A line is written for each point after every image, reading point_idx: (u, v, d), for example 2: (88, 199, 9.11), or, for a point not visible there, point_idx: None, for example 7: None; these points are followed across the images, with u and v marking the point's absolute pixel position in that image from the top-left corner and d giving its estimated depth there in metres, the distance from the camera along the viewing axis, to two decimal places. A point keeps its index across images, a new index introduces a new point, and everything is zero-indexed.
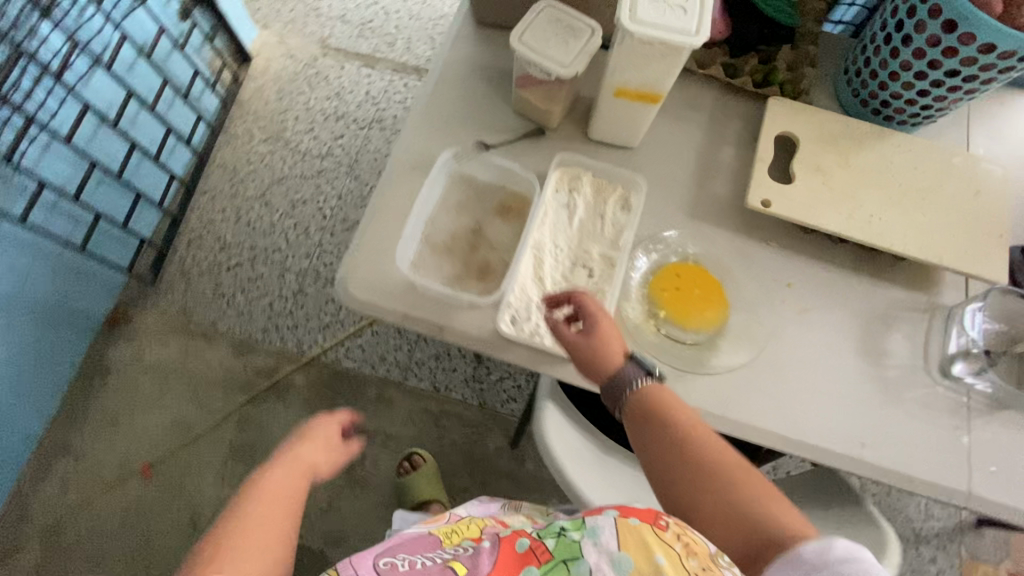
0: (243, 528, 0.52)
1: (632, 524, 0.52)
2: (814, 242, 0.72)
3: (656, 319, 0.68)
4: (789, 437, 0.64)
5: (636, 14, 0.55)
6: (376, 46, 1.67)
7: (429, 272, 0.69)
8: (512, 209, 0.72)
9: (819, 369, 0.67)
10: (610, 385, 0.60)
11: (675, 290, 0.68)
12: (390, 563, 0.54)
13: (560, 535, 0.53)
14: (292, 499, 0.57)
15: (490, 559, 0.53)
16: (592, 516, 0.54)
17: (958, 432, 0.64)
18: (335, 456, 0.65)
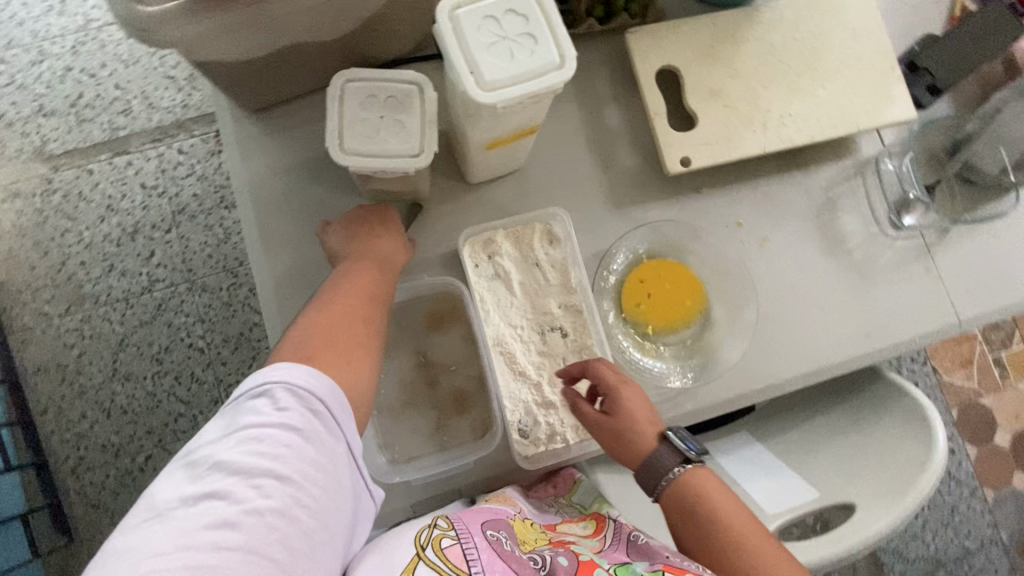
0: (328, 332, 0.48)
1: None
2: (739, 163, 0.67)
3: (648, 339, 0.63)
4: (814, 368, 0.64)
5: (484, 76, 0.41)
6: (111, 123, 1.28)
7: (407, 439, 0.58)
8: (446, 317, 0.61)
9: (806, 288, 0.65)
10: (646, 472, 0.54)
11: (647, 298, 0.62)
12: (496, 538, 0.47)
13: (638, 575, 0.47)
14: (370, 299, 0.53)
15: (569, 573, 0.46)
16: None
17: (929, 274, 0.67)
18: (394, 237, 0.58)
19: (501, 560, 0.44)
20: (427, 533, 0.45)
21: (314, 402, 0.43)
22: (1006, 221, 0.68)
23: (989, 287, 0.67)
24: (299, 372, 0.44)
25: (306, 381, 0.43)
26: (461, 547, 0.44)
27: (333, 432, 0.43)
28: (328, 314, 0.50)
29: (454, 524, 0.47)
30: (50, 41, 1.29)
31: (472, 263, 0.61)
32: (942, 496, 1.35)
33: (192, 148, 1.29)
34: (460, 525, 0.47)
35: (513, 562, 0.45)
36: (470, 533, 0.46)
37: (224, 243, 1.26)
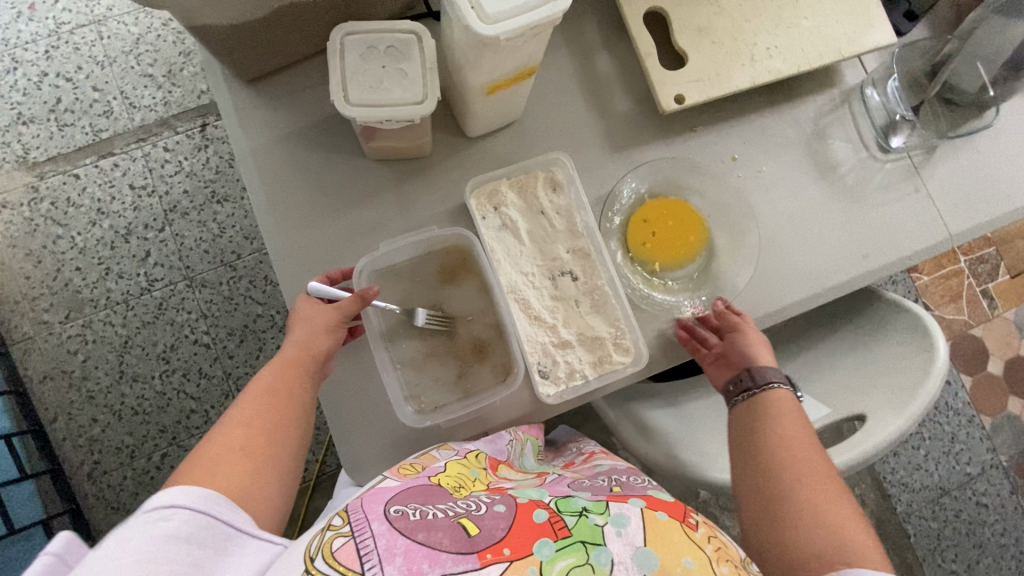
0: (225, 446, 0.49)
1: (660, 518, 0.48)
2: (730, 100, 0.68)
3: (655, 275, 0.65)
4: (816, 291, 0.66)
5: (486, 11, 0.42)
6: (92, 127, 1.26)
7: (430, 390, 0.60)
8: (458, 270, 0.62)
9: (802, 216, 0.67)
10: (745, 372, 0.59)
11: (652, 237, 0.64)
12: (401, 511, 0.44)
13: (580, 514, 0.46)
14: (279, 401, 0.54)
15: (504, 523, 0.45)
16: (616, 506, 0.48)
17: (919, 193, 0.69)
18: (323, 319, 0.56)
19: (403, 538, 0.41)
20: (318, 541, 0.42)
21: (197, 522, 0.43)
22: (989, 136, 0.71)
23: (975, 200, 0.70)
24: (190, 492, 0.44)
25: (191, 497, 0.44)
26: (354, 544, 0.41)
27: (221, 544, 0.44)
28: (231, 425, 0.51)
29: (350, 517, 0.44)
30: (22, 48, 1.26)
31: (481, 212, 0.62)
32: (941, 425, 1.40)
33: (178, 145, 1.27)
34: (357, 515, 0.44)
35: (421, 534, 0.42)
36: (367, 521, 0.43)
37: (219, 237, 1.26)
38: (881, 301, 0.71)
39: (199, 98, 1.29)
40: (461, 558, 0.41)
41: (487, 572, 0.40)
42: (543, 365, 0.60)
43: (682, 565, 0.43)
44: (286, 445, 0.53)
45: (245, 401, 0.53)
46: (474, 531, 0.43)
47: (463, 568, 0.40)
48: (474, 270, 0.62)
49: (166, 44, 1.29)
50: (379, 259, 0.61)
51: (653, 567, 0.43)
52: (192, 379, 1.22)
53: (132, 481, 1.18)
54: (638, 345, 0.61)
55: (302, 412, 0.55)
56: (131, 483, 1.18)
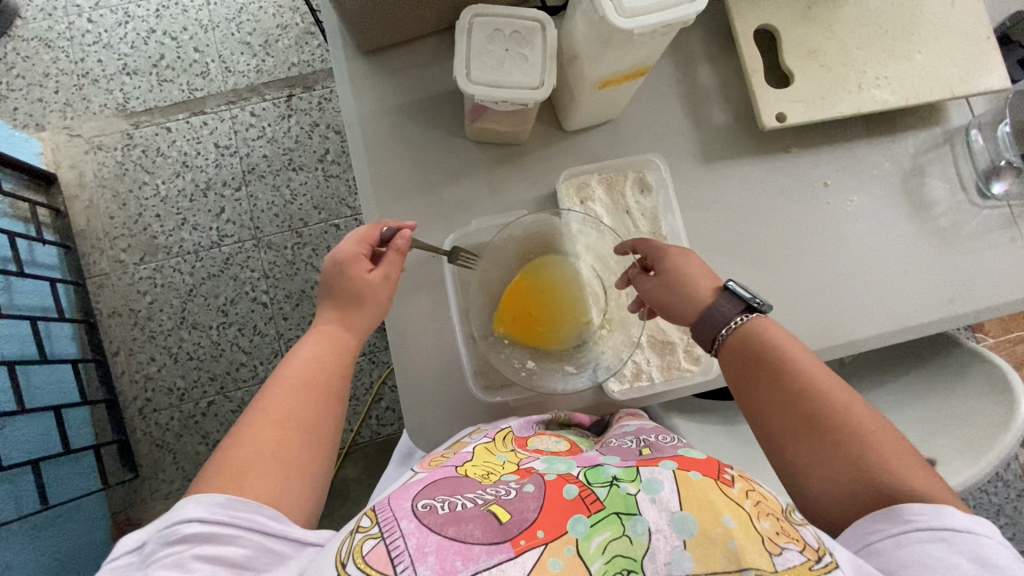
0: (258, 441, 0.49)
1: (694, 478, 0.44)
2: (828, 126, 0.68)
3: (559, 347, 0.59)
4: (893, 329, 0.65)
5: (624, 4, 0.44)
6: (188, 85, 1.34)
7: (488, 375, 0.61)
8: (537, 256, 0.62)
9: (888, 251, 0.66)
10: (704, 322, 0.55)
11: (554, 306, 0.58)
12: (429, 506, 0.44)
13: (611, 484, 0.44)
14: (312, 389, 0.54)
15: (535, 504, 0.43)
16: (648, 471, 0.45)
17: (1015, 244, 0.67)
18: (361, 299, 0.58)
19: (434, 535, 0.41)
20: (349, 545, 0.43)
21: (218, 537, 0.43)
22: None
23: None
24: (215, 500, 0.44)
25: (210, 507, 0.44)
26: (384, 547, 0.41)
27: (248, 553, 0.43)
28: (264, 417, 0.51)
29: (379, 516, 0.44)
30: (136, 4, 1.35)
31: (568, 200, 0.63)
32: (988, 496, 1.34)
33: (263, 112, 1.33)
34: (386, 515, 0.44)
35: (452, 529, 0.41)
36: (395, 520, 0.43)
37: (290, 203, 1.31)
38: (960, 347, 0.68)
39: (289, 70, 1.35)
40: (494, 550, 0.40)
41: (522, 560, 0.39)
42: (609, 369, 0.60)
43: (722, 524, 0.40)
44: (319, 439, 0.52)
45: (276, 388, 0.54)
46: (505, 518, 0.42)
47: (497, 560, 0.39)
48: (558, 258, 0.60)
49: (266, 16, 1.35)
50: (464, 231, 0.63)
51: (693, 532, 0.39)
52: (245, 334, 1.27)
53: (178, 422, 1.23)
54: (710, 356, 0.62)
55: (335, 401, 0.55)
56: (177, 424, 1.23)
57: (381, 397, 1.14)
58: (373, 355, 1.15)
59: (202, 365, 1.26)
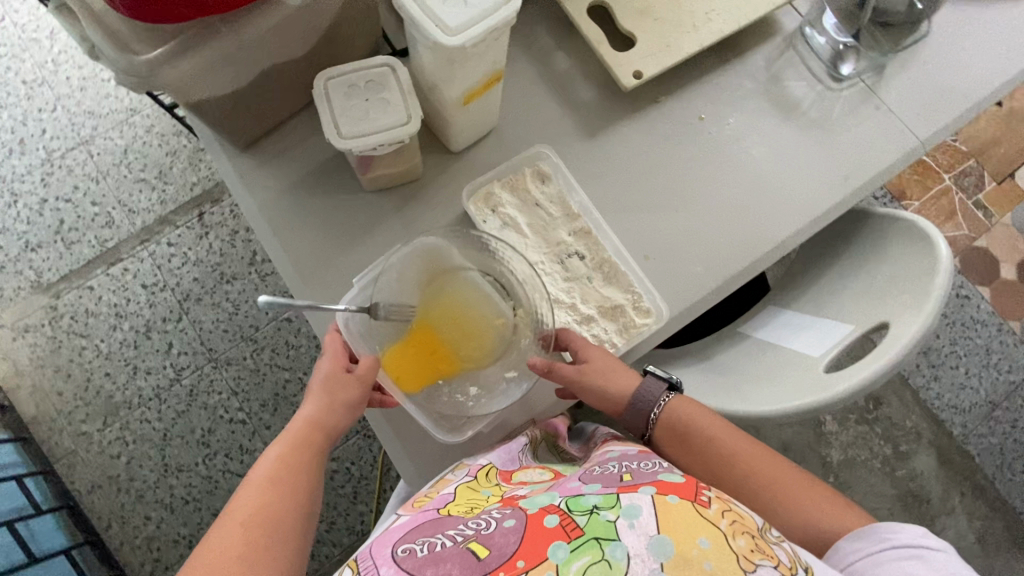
0: (224, 545, 0.49)
1: (672, 501, 0.47)
2: (684, 68, 0.73)
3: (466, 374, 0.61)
4: (810, 221, 0.69)
5: (449, 25, 0.47)
6: (97, 238, 1.32)
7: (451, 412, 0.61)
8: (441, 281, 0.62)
9: (777, 155, 0.71)
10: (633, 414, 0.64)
11: (455, 319, 0.59)
12: (408, 550, 0.47)
13: (591, 513, 0.47)
14: (279, 488, 0.53)
15: (514, 538, 0.46)
16: (627, 496, 0.48)
17: (880, 110, 0.73)
18: (341, 398, 0.57)
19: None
20: None
21: None
22: (931, 43, 0.75)
23: (933, 105, 0.73)
24: None
25: None
26: None
27: None
28: (231, 522, 0.51)
29: (359, 566, 0.47)
30: (20, 181, 1.34)
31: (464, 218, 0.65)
32: (972, 340, 1.41)
33: (180, 238, 1.33)
34: (366, 562, 0.47)
35: (429, 570, 0.44)
36: (375, 567, 0.46)
37: (235, 315, 1.30)
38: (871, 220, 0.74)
39: (192, 190, 1.35)
40: None
41: None
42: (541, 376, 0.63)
43: (699, 545, 0.44)
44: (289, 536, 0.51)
45: (247, 491, 0.53)
46: (483, 553, 0.45)
47: None
48: (461, 284, 0.62)
49: (152, 147, 1.36)
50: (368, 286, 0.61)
51: (670, 555, 0.43)
52: (233, 457, 1.23)
53: None
54: (657, 303, 0.65)
55: (305, 494, 0.54)
56: None
57: (388, 466, 1.13)
58: (366, 428, 1.14)
59: (200, 501, 1.22)
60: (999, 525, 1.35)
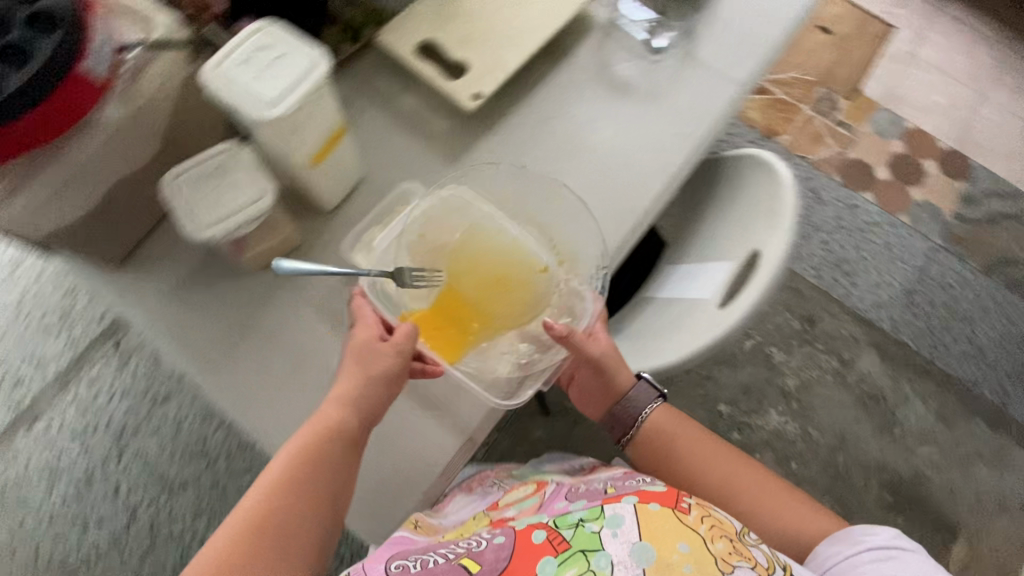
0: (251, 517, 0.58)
1: (653, 508, 0.59)
2: (520, 78, 0.79)
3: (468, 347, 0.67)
4: (668, 180, 0.75)
5: (267, 100, 0.51)
6: (10, 401, 1.25)
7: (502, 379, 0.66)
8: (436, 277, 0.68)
9: (623, 131, 0.77)
10: (624, 407, 0.76)
11: (465, 300, 0.67)
12: (402, 565, 0.58)
13: (577, 526, 0.59)
14: (308, 466, 0.60)
15: (506, 553, 0.58)
16: (611, 508, 0.60)
17: (700, 68, 0.81)
18: (370, 364, 0.61)
19: None
20: None
21: None
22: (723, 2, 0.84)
23: (742, 51, 0.82)
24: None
25: None
26: None
27: None
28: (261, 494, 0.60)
29: None
30: None
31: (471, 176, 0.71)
32: (872, 243, 1.56)
33: (100, 373, 1.27)
34: None
35: None
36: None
37: (178, 434, 1.25)
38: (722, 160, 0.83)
39: (100, 322, 1.30)
40: None
41: None
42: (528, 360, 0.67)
43: (677, 549, 0.55)
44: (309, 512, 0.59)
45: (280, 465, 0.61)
46: (474, 567, 0.57)
47: None
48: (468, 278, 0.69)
49: (47, 292, 1.31)
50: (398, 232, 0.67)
51: (651, 560, 0.54)
52: None
53: None
54: None
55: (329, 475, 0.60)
56: None
57: None
58: None
59: None
60: (951, 397, 1.45)
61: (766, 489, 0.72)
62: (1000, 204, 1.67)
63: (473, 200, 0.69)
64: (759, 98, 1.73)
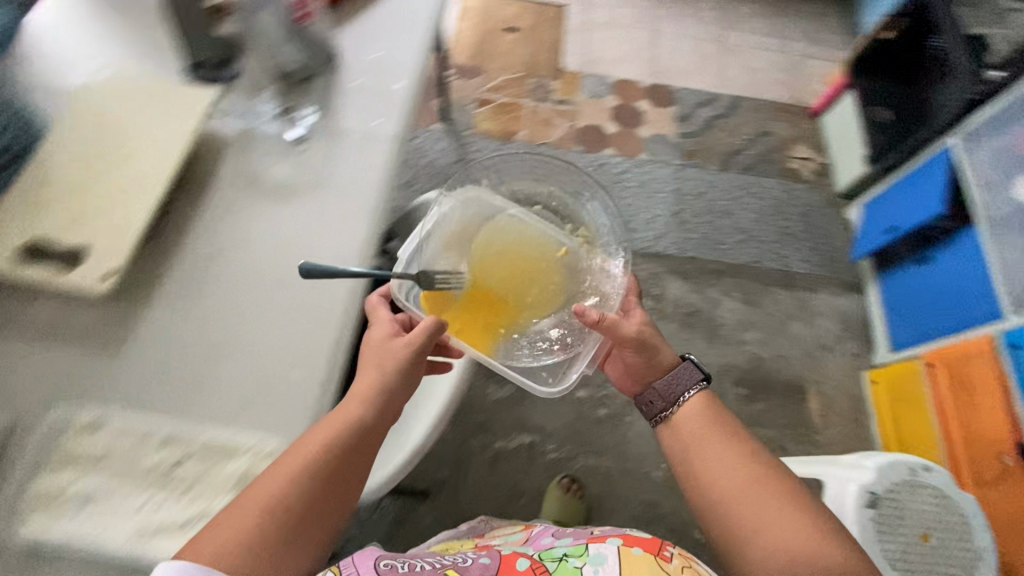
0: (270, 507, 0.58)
1: (636, 552, 0.71)
2: (165, 231, 0.73)
3: (506, 333, 0.78)
4: (357, 261, 0.74)
5: None
6: None
7: (544, 368, 0.81)
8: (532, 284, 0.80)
9: (294, 234, 0.75)
10: (667, 383, 0.83)
11: (503, 278, 0.79)
12: (389, 563, 0.70)
13: (562, 561, 0.72)
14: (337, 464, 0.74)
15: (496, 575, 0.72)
16: (595, 548, 0.73)
17: (346, 140, 0.82)
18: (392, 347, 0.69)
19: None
20: None
21: None
22: (344, 73, 0.87)
23: (379, 108, 0.85)
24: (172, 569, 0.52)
25: None
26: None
27: None
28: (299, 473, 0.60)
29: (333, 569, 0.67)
30: None
31: (502, 189, 0.88)
32: (629, 187, 1.75)
33: None
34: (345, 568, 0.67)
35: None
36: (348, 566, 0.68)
37: None
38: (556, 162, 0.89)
39: None
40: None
41: None
42: (523, 364, 0.80)
43: None
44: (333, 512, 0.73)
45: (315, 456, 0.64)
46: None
47: None
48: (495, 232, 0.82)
49: None
50: (432, 220, 0.82)
51: None
52: None
53: None
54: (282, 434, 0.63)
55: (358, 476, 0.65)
56: None
57: None
58: None
59: None
60: (747, 279, 1.65)
61: (761, 519, 0.70)
62: (708, 110, 1.95)
63: (486, 194, 0.83)
64: (488, 109, 1.87)
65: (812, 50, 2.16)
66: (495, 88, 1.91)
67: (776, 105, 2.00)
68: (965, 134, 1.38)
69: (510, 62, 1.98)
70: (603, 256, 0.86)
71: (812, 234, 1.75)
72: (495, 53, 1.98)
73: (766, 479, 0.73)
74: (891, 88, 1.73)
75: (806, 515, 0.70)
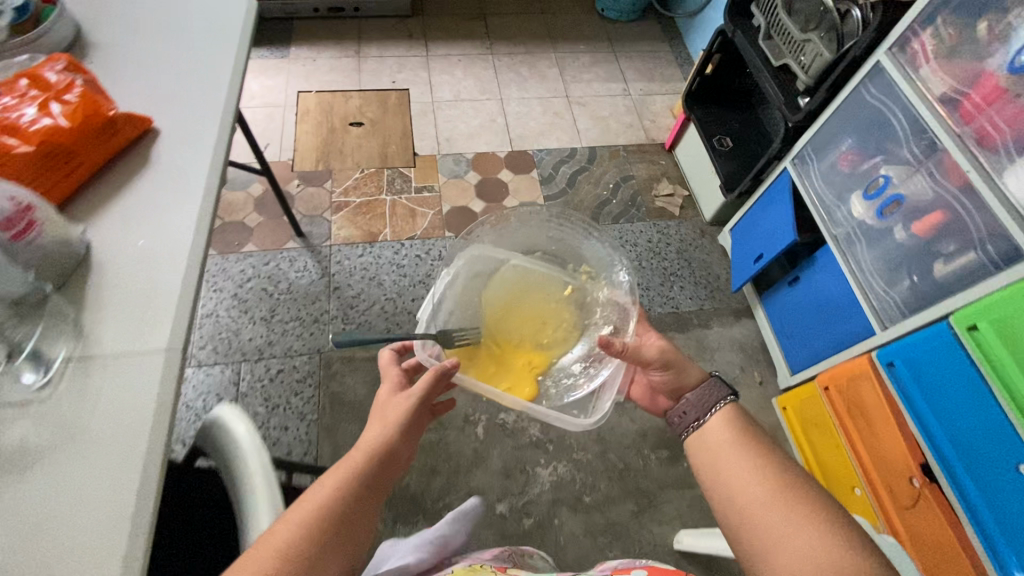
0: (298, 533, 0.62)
1: None
2: None
3: (545, 369, 0.99)
4: (128, 526, 0.61)
5: None
6: None
7: (570, 399, 0.98)
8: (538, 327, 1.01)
9: (41, 516, 0.60)
10: (699, 395, 0.84)
11: (511, 325, 0.99)
12: None
13: None
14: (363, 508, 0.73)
15: None
16: None
17: (106, 367, 0.69)
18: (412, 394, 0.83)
19: None
20: None
21: None
22: (99, 280, 0.75)
23: (145, 312, 0.73)
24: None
25: None
26: None
27: None
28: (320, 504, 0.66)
29: None
30: None
31: (502, 246, 1.08)
32: None
33: None
34: None
35: None
36: None
37: None
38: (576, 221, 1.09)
39: None
40: None
41: None
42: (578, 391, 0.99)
43: None
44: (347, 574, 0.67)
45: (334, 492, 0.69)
46: None
47: None
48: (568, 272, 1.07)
49: None
50: (437, 300, 1.01)
51: None
52: None
53: None
54: None
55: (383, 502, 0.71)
56: None
57: None
58: None
59: None
60: None
61: (774, 533, 0.65)
62: (569, 166, 1.96)
63: (489, 251, 1.04)
64: (346, 212, 1.75)
65: (654, 86, 2.24)
66: (350, 188, 1.80)
67: (632, 147, 2.05)
68: (794, 161, 1.44)
69: (362, 158, 1.88)
70: (607, 287, 1.06)
71: (692, 270, 1.77)
72: (343, 152, 1.88)
73: (796, 487, 0.69)
74: (738, 120, 1.85)
75: (833, 524, 0.64)
